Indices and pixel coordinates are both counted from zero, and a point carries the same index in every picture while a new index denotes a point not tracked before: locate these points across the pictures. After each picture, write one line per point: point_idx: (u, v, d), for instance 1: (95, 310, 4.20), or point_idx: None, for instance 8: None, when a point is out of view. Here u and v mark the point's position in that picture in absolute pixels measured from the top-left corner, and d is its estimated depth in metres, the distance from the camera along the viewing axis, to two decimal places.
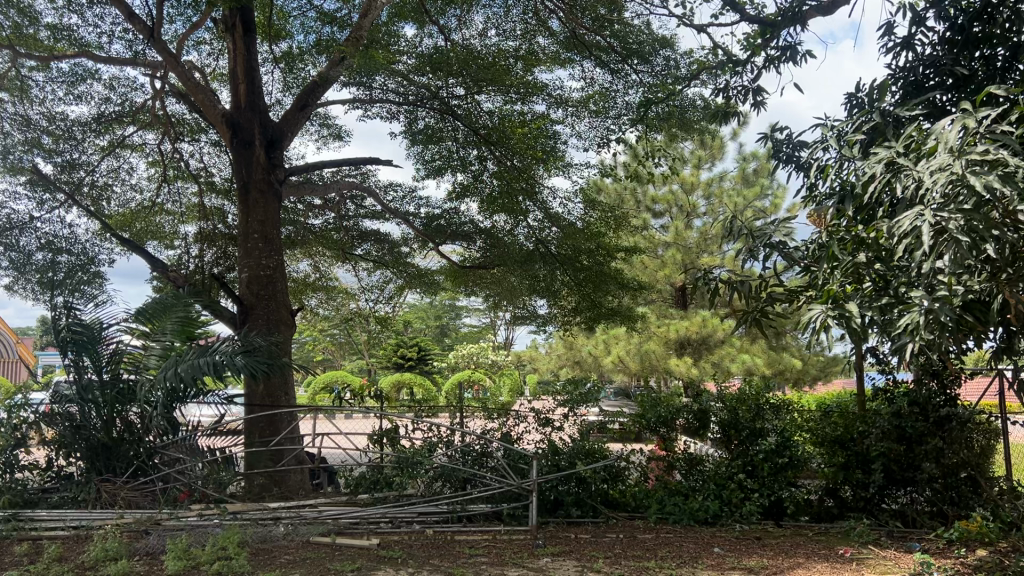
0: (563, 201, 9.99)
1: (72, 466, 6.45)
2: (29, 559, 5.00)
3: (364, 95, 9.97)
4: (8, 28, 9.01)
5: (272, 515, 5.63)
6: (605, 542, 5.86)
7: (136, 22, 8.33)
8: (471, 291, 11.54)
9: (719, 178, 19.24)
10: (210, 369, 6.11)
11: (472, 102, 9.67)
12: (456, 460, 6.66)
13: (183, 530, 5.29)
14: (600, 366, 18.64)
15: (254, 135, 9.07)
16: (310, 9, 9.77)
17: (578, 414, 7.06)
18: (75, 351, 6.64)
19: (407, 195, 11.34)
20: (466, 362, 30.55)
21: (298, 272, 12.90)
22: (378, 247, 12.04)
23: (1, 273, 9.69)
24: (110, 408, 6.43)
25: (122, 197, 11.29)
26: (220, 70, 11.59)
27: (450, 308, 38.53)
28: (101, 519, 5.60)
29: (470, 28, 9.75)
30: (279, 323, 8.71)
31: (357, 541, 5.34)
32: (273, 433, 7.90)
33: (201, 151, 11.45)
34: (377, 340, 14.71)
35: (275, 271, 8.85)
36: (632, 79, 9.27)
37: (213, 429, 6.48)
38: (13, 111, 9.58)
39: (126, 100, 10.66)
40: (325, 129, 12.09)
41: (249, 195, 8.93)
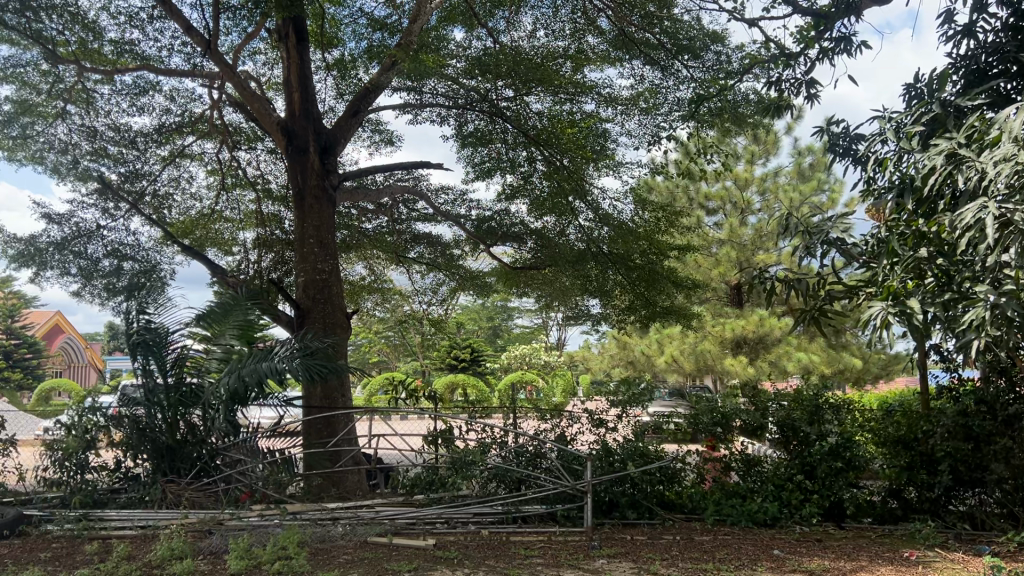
0: (613, 201, 9.93)
1: (139, 467, 6.65)
2: (100, 558, 5.16)
3: (414, 99, 10.04)
4: (74, 43, 9.35)
5: (329, 515, 5.71)
6: (662, 543, 5.82)
7: (194, 35, 8.53)
8: (523, 292, 11.55)
9: (774, 174, 18.95)
10: (272, 373, 6.24)
11: (521, 103, 9.68)
12: (510, 461, 6.68)
13: (245, 530, 5.40)
14: (653, 366, 18.50)
15: (309, 142, 9.21)
16: (361, 16, 9.90)
17: (632, 414, 7.04)
18: (143, 356, 6.85)
19: (459, 197, 11.40)
20: (519, 362, 30.60)
21: (353, 275, 13.08)
22: (430, 249, 12.13)
23: (69, 280, 10.02)
24: (174, 410, 6.61)
25: (183, 205, 11.58)
26: (275, 79, 11.83)
27: (502, 309, 38.67)
28: (167, 519, 5.75)
29: (519, 29, 9.77)
30: (335, 327, 8.85)
31: (414, 542, 5.39)
32: (331, 435, 8.04)
33: (258, 159, 11.70)
34: (430, 342, 14.83)
35: (330, 276, 8.98)
36: (683, 75, 9.13)
37: (273, 431, 6.60)
38: (79, 123, 9.93)
39: (185, 110, 10.94)
40: (377, 135, 12.24)
41: (304, 201, 9.09)
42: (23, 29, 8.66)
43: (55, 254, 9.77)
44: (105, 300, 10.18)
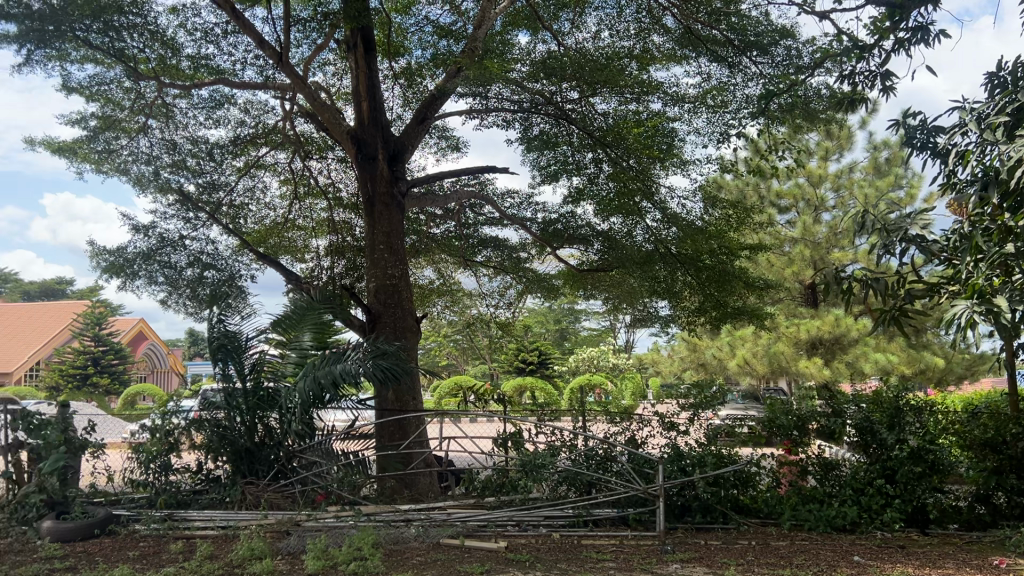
0: (682, 201, 9.79)
1: (220, 469, 6.86)
2: (185, 556, 5.34)
3: (480, 105, 10.03)
4: (154, 60, 9.75)
5: (403, 516, 5.82)
6: (737, 548, 5.72)
7: (267, 48, 8.75)
8: (590, 295, 11.49)
9: (849, 170, 18.45)
10: (346, 376, 6.41)
11: (587, 104, 9.60)
12: (581, 464, 6.65)
13: (322, 530, 5.53)
14: (725, 368, 18.18)
15: (378, 150, 9.36)
16: (426, 24, 10.02)
17: (703, 418, 6.95)
18: (223, 360, 7.08)
19: (525, 201, 11.42)
20: (587, 365, 30.38)
21: (422, 279, 13.23)
22: (497, 253, 12.17)
23: (155, 289, 10.40)
24: (252, 413, 6.84)
25: (258, 214, 11.90)
26: (344, 89, 12.07)
27: (569, 312, 38.55)
28: (246, 520, 5.92)
29: (584, 30, 9.75)
30: (406, 331, 8.96)
31: (486, 544, 5.41)
32: (403, 437, 8.16)
33: (329, 168, 11.95)
34: (498, 345, 14.87)
35: (400, 281, 9.11)
36: (752, 72, 8.99)
37: (347, 433, 6.74)
38: (160, 137, 10.32)
39: (259, 122, 11.26)
40: (444, 141, 12.37)
41: (373, 208, 9.24)
42: (106, 48, 9.09)
43: (142, 264, 10.13)
44: (190, 310, 10.50)
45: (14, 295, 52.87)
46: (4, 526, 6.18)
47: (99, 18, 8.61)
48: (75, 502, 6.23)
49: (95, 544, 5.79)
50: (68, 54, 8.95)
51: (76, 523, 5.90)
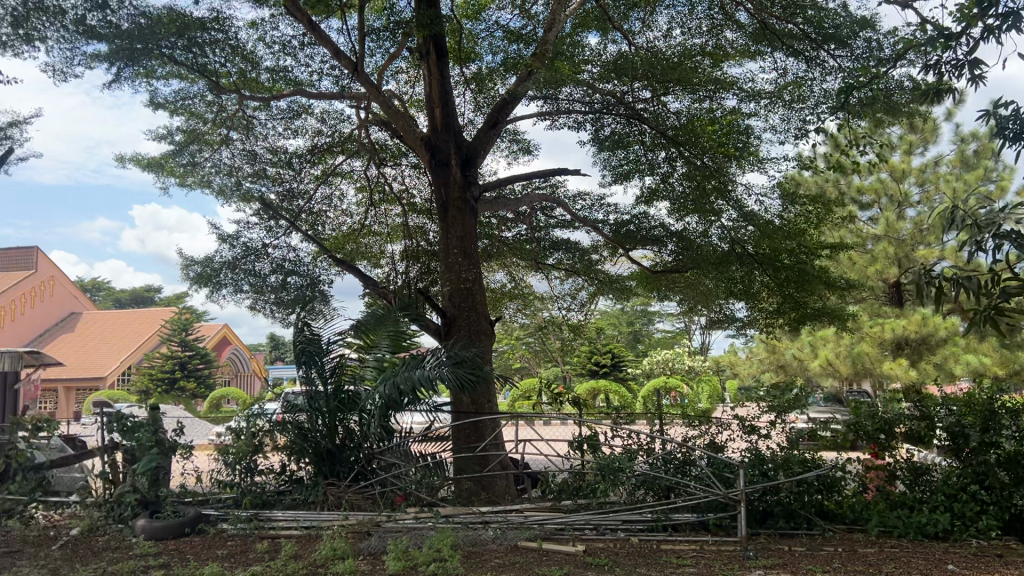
0: (760, 198, 9.61)
1: (303, 470, 7.02)
2: (271, 555, 5.49)
3: (551, 107, 10.02)
4: (235, 74, 10.08)
5: (480, 519, 5.87)
6: (823, 555, 5.56)
7: (342, 58, 8.92)
8: (664, 296, 11.33)
9: (934, 164, 17.79)
10: (425, 381, 6.52)
11: (659, 104, 9.53)
12: (658, 468, 6.55)
13: (401, 532, 5.62)
14: (805, 370, 17.71)
15: (451, 156, 9.45)
16: (497, 29, 10.10)
17: (786, 421, 6.77)
18: (306, 364, 7.30)
19: (596, 203, 11.37)
20: (662, 368, 30.02)
21: (495, 283, 13.31)
22: (568, 255, 12.12)
23: (241, 296, 10.74)
24: (333, 416, 6.98)
25: (335, 221, 12.17)
26: (417, 96, 12.25)
27: (643, 313, 38.19)
28: (328, 521, 6.05)
29: (654, 30, 9.67)
30: (480, 334, 9.01)
31: (564, 548, 5.39)
32: (479, 440, 8.21)
33: (403, 174, 12.12)
34: (570, 348, 14.80)
35: (474, 284, 9.17)
36: (830, 65, 8.75)
37: (424, 436, 6.84)
38: (241, 148, 10.66)
39: (335, 130, 11.51)
40: (515, 145, 12.42)
41: (447, 212, 9.34)
42: (190, 63, 9.46)
43: (227, 273, 10.55)
44: (275, 314, 10.89)
45: (107, 303, 55.29)
46: (102, 523, 6.47)
47: (184, 35, 9.00)
48: (166, 502, 6.46)
49: (186, 542, 6.00)
50: (154, 71, 9.34)
51: (167, 522, 6.12)
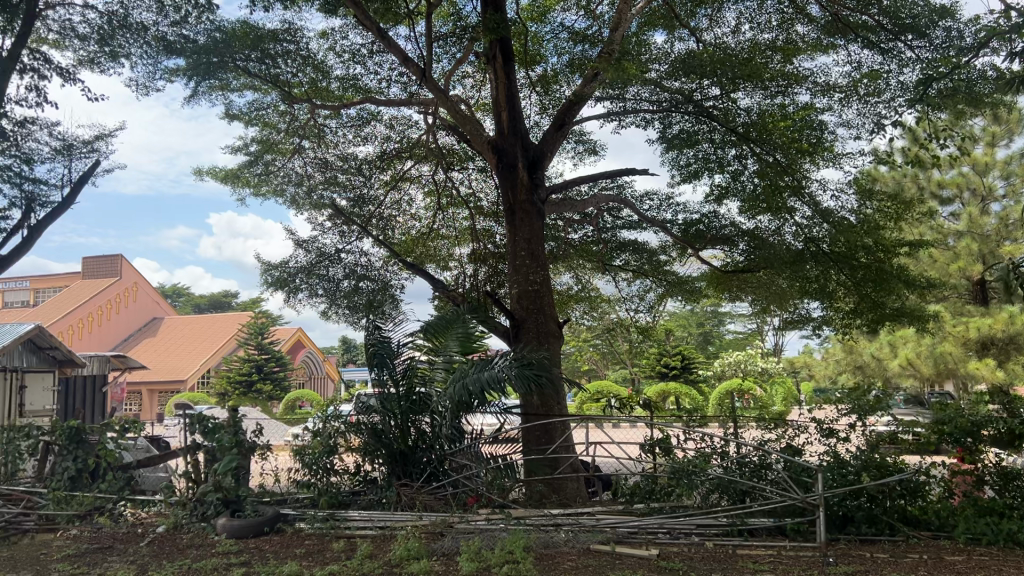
0: (835, 194, 9.39)
1: (376, 471, 7.14)
2: (346, 555, 5.59)
3: (618, 107, 9.99)
4: (307, 83, 10.33)
5: (553, 521, 5.87)
6: (907, 562, 5.38)
7: (410, 66, 9.03)
8: (735, 297, 11.13)
9: (1020, 156, 17.07)
10: (494, 382, 6.55)
11: (729, 101, 9.33)
12: (733, 472, 6.43)
13: (474, 533, 5.66)
14: (884, 371, 17.19)
15: (518, 158, 9.48)
16: (562, 31, 10.09)
17: (866, 424, 6.58)
18: (378, 367, 7.42)
19: (664, 202, 11.25)
20: (734, 369, 29.55)
21: (561, 285, 13.30)
22: (636, 257, 12.04)
23: (315, 301, 10.99)
24: (405, 417, 7.07)
25: (405, 226, 12.34)
26: (483, 100, 12.33)
27: (713, 314, 37.61)
28: (402, 521, 6.14)
29: (722, 26, 9.55)
30: (549, 336, 9.01)
31: (638, 551, 5.34)
32: (549, 442, 8.23)
33: (470, 178, 12.20)
34: (638, 350, 14.67)
35: (542, 286, 9.17)
36: (907, 57, 8.44)
37: (495, 437, 6.87)
38: (313, 156, 10.93)
39: (404, 136, 11.66)
40: (581, 146, 12.39)
41: (514, 215, 9.37)
42: (263, 75, 9.75)
43: (303, 278, 10.82)
44: (348, 317, 11.11)
45: (186, 308, 57.11)
46: (185, 522, 6.68)
47: (258, 47, 9.29)
48: (247, 501, 6.64)
49: (265, 541, 6.16)
50: (229, 84, 9.65)
51: (248, 521, 6.29)
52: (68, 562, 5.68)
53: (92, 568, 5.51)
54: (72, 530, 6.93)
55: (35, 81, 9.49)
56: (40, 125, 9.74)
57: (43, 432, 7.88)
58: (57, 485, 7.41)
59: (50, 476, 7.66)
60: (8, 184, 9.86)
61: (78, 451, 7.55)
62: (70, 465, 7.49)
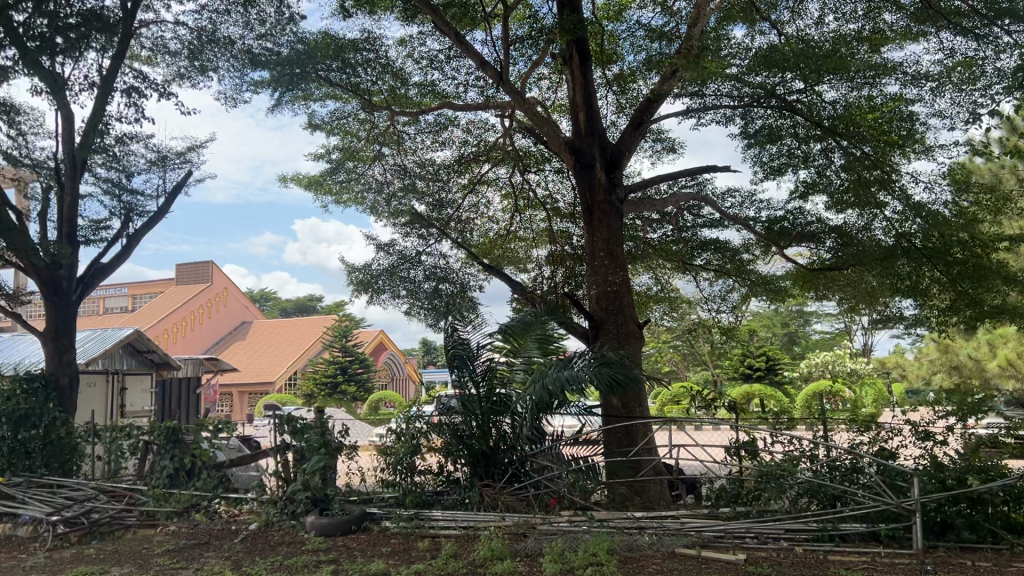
0: (928, 186, 9.02)
1: (459, 471, 7.19)
2: (432, 555, 5.65)
3: (697, 104, 9.84)
4: (386, 91, 10.52)
5: (636, 524, 5.83)
6: (1012, 572, 5.12)
7: (488, 69, 9.09)
8: (822, 296, 10.82)
9: None
10: (573, 382, 6.50)
11: (813, 94, 9.09)
12: (823, 476, 6.24)
13: (557, 534, 5.67)
14: (983, 372, 16.45)
15: (595, 159, 9.44)
16: (638, 28, 10.01)
17: (966, 428, 6.29)
18: (457, 369, 7.47)
19: (746, 199, 11.02)
20: (822, 370, 28.76)
21: (640, 285, 13.16)
22: (718, 256, 11.81)
23: (397, 302, 11.17)
24: (486, 419, 7.10)
25: (483, 228, 12.43)
26: (559, 101, 12.32)
27: (799, 314, 36.64)
28: (486, 521, 6.19)
29: (805, 17, 9.31)
30: (630, 337, 8.94)
31: (725, 556, 5.24)
32: (631, 444, 8.18)
33: (547, 179, 12.19)
34: (721, 351, 14.40)
35: (621, 287, 9.11)
36: (1005, 41, 7.91)
37: (575, 440, 6.98)
38: (392, 163, 11.14)
39: (481, 140, 11.74)
40: (659, 144, 12.25)
41: (592, 215, 9.34)
42: (344, 84, 10.01)
43: (385, 280, 11.05)
44: (429, 319, 11.27)
45: (273, 312, 58.80)
46: (276, 519, 6.91)
47: (339, 57, 9.53)
48: (335, 500, 6.80)
49: (353, 539, 6.28)
50: (312, 94, 9.94)
51: (336, 519, 6.45)
52: (168, 557, 5.93)
53: (190, 563, 5.73)
54: (171, 526, 7.21)
55: (134, 98, 9.95)
56: (138, 140, 10.21)
57: (143, 432, 8.29)
58: (156, 483, 7.76)
59: (150, 474, 8.04)
60: (109, 196, 10.38)
61: (176, 450, 7.88)
62: (168, 463, 7.84)
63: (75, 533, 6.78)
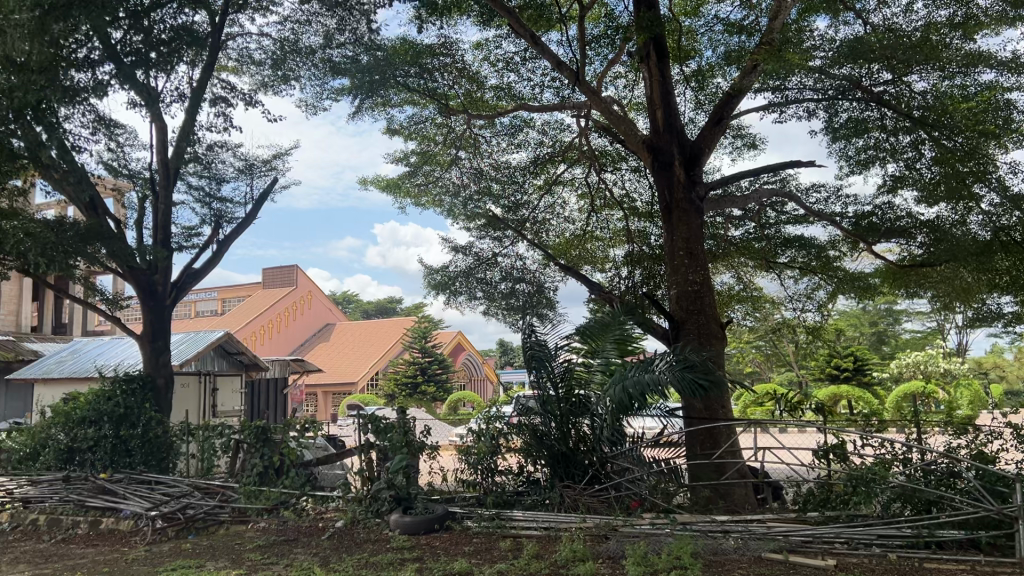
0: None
1: (539, 471, 7.21)
2: (513, 555, 5.68)
3: (779, 98, 9.58)
4: (462, 95, 10.64)
5: (720, 527, 5.73)
6: None
7: (564, 69, 9.06)
8: (914, 293, 10.41)
9: None
10: (654, 386, 6.43)
11: (903, 85, 8.86)
12: (917, 480, 6.00)
13: (638, 537, 5.62)
14: None
15: (673, 156, 9.33)
16: (717, 23, 9.85)
17: None
18: (536, 369, 7.49)
19: (833, 195, 10.68)
20: (913, 371, 27.69)
21: (722, 284, 12.91)
22: (803, 253, 11.48)
23: (474, 303, 11.26)
24: (565, 421, 7.07)
25: (560, 228, 12.41)
26: (636, 99, 12.22)
27: (888, 313, 35.35)
28: (567, 523, 6.18)
29: (893, 6, 8.99)
30: (712, 337, 8.78)
31: (814, 561, 5.11)
32: (714, 446, 8.03)
33: (624, 178, 12.10)
34: (806, 351, 14.00)
35: (702, 286, 8.97)
36: None
37: (655, 443, 6.83)
38: (469, 166, 11.27)
39: (557, 140, 11.73)
40: (739, 140, 12.01)
41: (671, 214, 9.23)
42: (422, 89, 10.15)
43: (463, 281, 11.15)
44: (506, 320, 11.32)
45: (355, 315, 60.03)
46: (362, 517, 7.03)
47: (417, 62, 9.71)
48: (418, 499, 6.89)
49: (435, 538, 6.37)
50: (390, 100, 10.13)
51: (419, 517, 6.52)
52: (259, 552, 6.13)
53: (280, 559, 5.90)
54: (261, 522, 7.47)
55: (223, 108, 10.32)
56: (227, 149, 10.59)
57: (234, 431, 8.55)
58: (247, 480, 7.97)
59: (241, 473, 8.27)
60: (200, 203, 10.79)
61: (265, 448, 8.14)
62: (258, 461, 8.06)
63: (172, 527, 7.13)
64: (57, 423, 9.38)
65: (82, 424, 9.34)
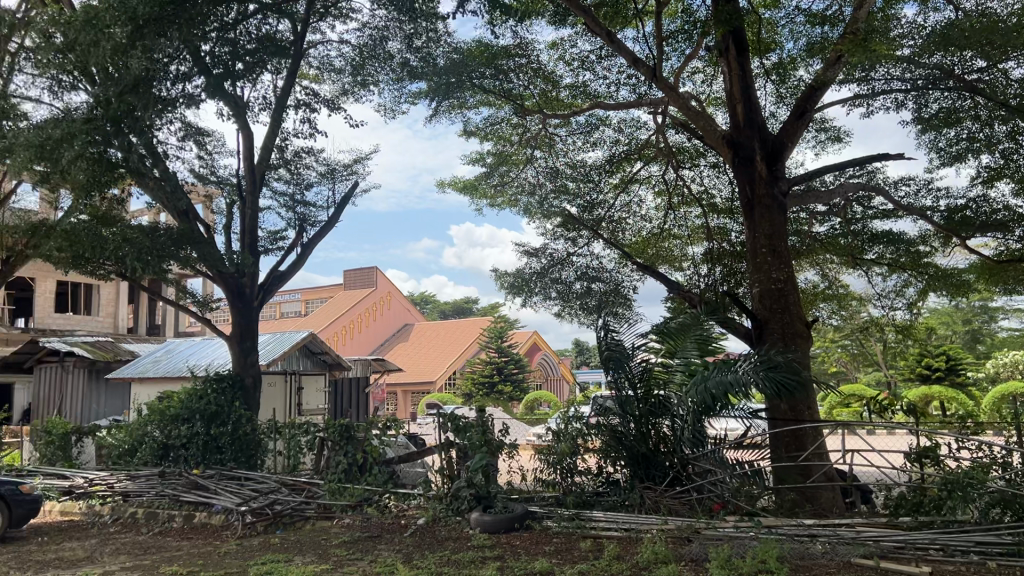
0: None
1: (618, 472, 7.16)
2: (594, 555, 5.67)
3: (865, 90, 9.28)
4: (537, 95, 10.65)
5: (807, 531, 5.59)
6: None
7: (640, 66, 8.97)
8: (1011, 290, 9.93)
9: None
10: (735, 386, 6.28)
11: (997, 72, 8.46)
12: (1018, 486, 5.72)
13: (722, 540, 5.53)
14: None
15: (755, 152, 9.13)
16: (798, 14, 9.60)
17: None
18: (614, 368, 7.44)
19: (923, 188, 10.29)
20: (1011, 371, 26.44)
21: (805, 282, 12.57)
22: (891, 249, 11.08)
23: (550, 303, 11.27)
24: (645, 422, 7.03)
25: (637, 226, 12.29)
26: (715, 94, 12.00)
27: (983, 310, 33.82)
28: (649, 524, 6.13)
29: None
30: (797, 337, 8.56)
31: (906, 568, 4.94)
32: (800, 449, 7.82)
33: (702, 175, 11.91)
34: (895, 350, 13.51)
35: (786, 284, 8.76)
36: None
37: (737, 445, 6.75)
38: (545, 165, 11.27)
39: (633, 138, 11.62)
40: (823, 133, 11.68)
41: (753, 210, 9.04)
42: (497, 90, 10.22)
43: (538, 281, 11.16)
44: (582, 319, 11.30)
45: (433, 314, 60.83)
46: (442, 515, 7.11)
47: (492, 63, 9.78)
48: (498, 498, 6.90)
49: (515, 537, 6.41)
50: (466, 102, 10.24)
51: (499, 516, 6.56)
52: (344, 548, 6.28)
53: (364, 555, 6.03)
54: (346, 518, 7.66)
55: (306, 114, 10.60)
56: (311, 154, 10.88)
57: (319, 430, 8.76)
58: (332, 478, 8.16)
59: (325, 470, 8.47)
60: (286, 207, 11.10)
61: (349, 446, 8.33)
62: (342, 459, 8.27)
63: (262, 522, 7.34)
64: (153, 421, 9.80)
65: (176, 421, 9.73)
